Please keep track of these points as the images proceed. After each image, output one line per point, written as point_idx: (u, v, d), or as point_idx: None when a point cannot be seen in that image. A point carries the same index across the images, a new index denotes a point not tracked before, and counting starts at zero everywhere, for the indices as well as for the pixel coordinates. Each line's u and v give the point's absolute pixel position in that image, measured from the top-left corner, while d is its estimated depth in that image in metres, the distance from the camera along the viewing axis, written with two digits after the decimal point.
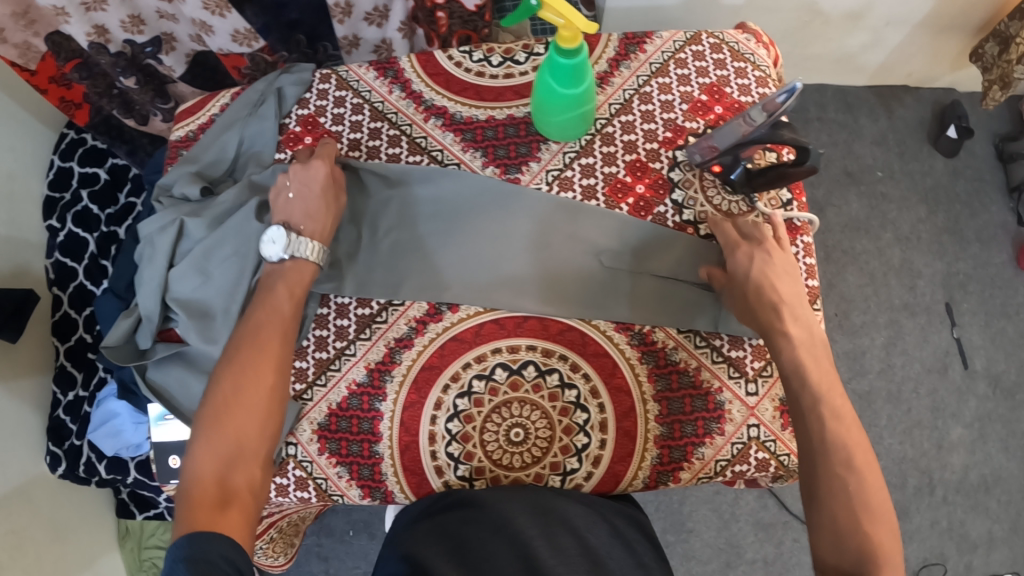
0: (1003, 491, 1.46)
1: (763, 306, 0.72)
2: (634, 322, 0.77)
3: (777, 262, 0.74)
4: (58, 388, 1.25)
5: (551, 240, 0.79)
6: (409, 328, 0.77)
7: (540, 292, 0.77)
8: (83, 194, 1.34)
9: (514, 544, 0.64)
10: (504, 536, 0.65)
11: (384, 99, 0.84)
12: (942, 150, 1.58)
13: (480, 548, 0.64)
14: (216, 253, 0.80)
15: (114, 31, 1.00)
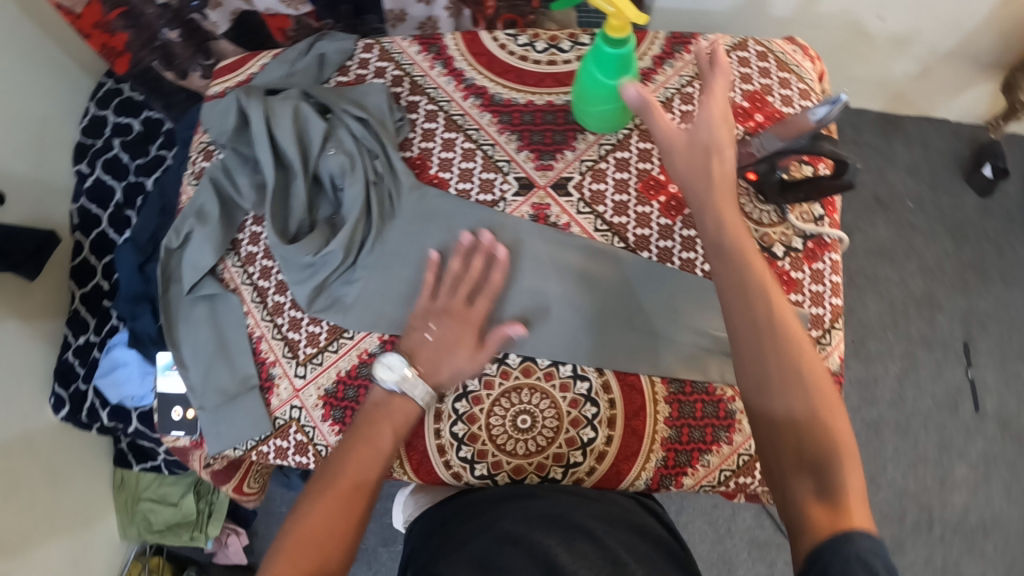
0: (1001, 536, 1.43)
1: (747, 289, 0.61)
2: (670, 370, 0.74)
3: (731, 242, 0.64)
4: (70, 332, 1.27)
5: (555, 289, 0.75)
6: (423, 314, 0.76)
7: (544, 335, 0.74)
8: (115, 143, 1.36)
9: (532, 553, 0.60)
10: (521, 546, 0.61)
11: (425, 73, 0.85)
12: (975, 187, 1.56)
13: (498, 558, 0.60)
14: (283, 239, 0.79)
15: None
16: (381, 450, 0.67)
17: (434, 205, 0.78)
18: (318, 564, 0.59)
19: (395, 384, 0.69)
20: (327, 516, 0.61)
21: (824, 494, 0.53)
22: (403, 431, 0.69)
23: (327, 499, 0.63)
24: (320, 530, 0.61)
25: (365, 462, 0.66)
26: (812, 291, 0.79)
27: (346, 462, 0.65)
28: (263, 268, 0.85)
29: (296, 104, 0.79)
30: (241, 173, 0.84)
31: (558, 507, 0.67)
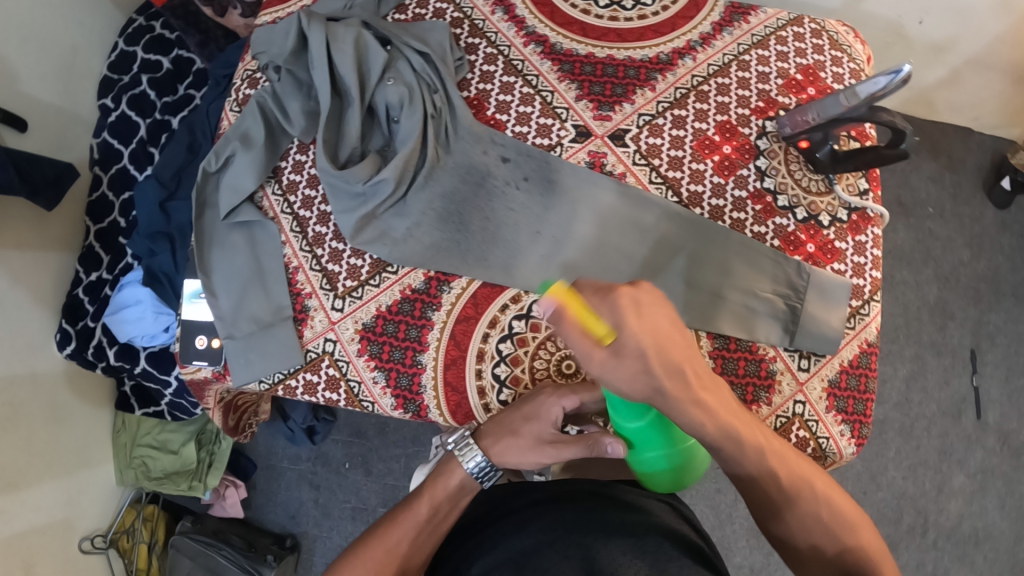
0: (991, 547, 1.46)
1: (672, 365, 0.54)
2: (717, 327, 0.75)
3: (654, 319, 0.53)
4: (82, 267, 1.25)
5: (607, 236, 0.75)
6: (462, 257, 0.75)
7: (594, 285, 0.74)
8: (143, 79, 1.31)
9: (571, 555, 0.57)
10: (560, 548, 0.59)
11: (486, 18, 0.83)
12: (995, 201, 1.58)
13: (538, 560, 0.58)
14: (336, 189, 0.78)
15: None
16: (417, 514, 0.68)
17: (491, 143, 0.77)
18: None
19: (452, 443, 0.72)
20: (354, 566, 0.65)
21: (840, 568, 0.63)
22: (447, 490, 0.70)
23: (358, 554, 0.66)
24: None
25: (402, 521, 0.68)
26: (854, 262, 0.80)
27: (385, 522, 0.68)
28: (305, 198, 0.84)
29: (358, 32, 0.78)
30: (292, 99, 0.83)
31: (592, 509, 0.65)
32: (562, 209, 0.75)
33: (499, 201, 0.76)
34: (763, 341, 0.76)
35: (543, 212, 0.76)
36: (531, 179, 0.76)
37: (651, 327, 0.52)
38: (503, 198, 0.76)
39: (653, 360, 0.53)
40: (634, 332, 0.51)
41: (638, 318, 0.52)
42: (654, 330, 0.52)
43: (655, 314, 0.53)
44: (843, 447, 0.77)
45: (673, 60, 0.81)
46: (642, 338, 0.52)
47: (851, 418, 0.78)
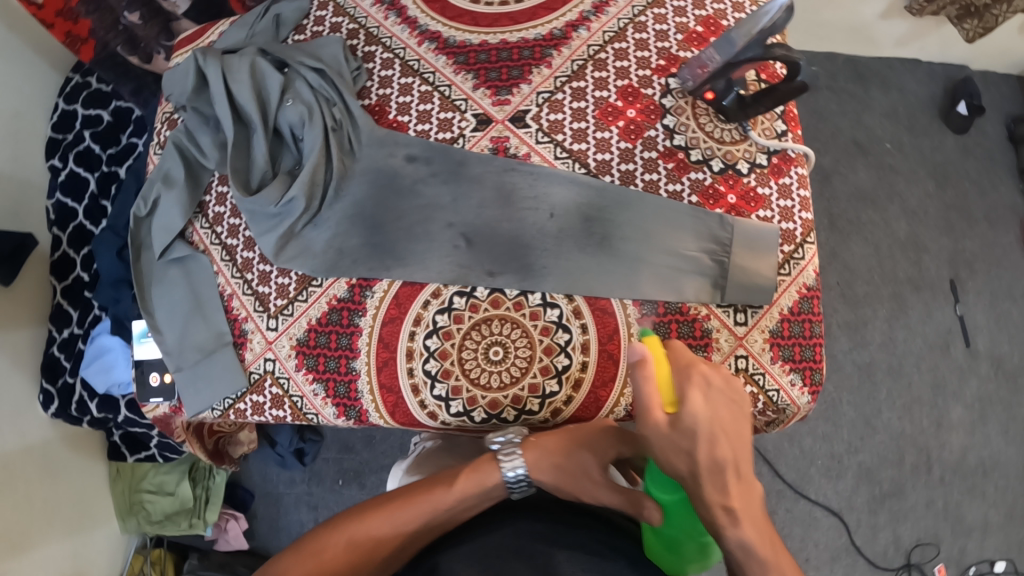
0: (1001, 475, 1.44)
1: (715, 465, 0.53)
2: (646, 294, 0.74)
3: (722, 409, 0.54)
4: (54, 327, 1.26)
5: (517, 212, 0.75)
6: (378, 261, 0.76)
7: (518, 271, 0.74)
8: (86, 135, 1.32)
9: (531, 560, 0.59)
10: (523, 557, 0.59)
11: (380, 24, 0.85)
12: (953, 127, 1.56)
13: (500, 564, 0.59)
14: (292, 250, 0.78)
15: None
16: (441, 505, 0.65)
17: (395, 145, 0.78)
18: (324, 563, 0.62)
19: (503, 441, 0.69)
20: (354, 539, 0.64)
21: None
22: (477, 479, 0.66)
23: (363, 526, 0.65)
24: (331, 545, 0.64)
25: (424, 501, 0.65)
26: (780, 207, 0.78)
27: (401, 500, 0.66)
28: (230, 226, 0.85)
29: (253, 60, 0.79)
30: (202, 133, 0.84)
31: (562, 522, 0.66)
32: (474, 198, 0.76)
33: (411, 200, 0.77)
34: (694, 300, 0.74)
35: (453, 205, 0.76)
36: (438, 173, 0.77)
37: (710, 409, 0.53)
38: (415, 195, 0.77)
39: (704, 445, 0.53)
40: (696, 409, 0.53)
41: (695, 393, 0.54)
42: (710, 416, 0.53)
43: (721, 405, 0.54)
44: (797, 397, 0.75)
45: (567, 34, 0.81)
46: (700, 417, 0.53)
47: (800, 365, 0.75)
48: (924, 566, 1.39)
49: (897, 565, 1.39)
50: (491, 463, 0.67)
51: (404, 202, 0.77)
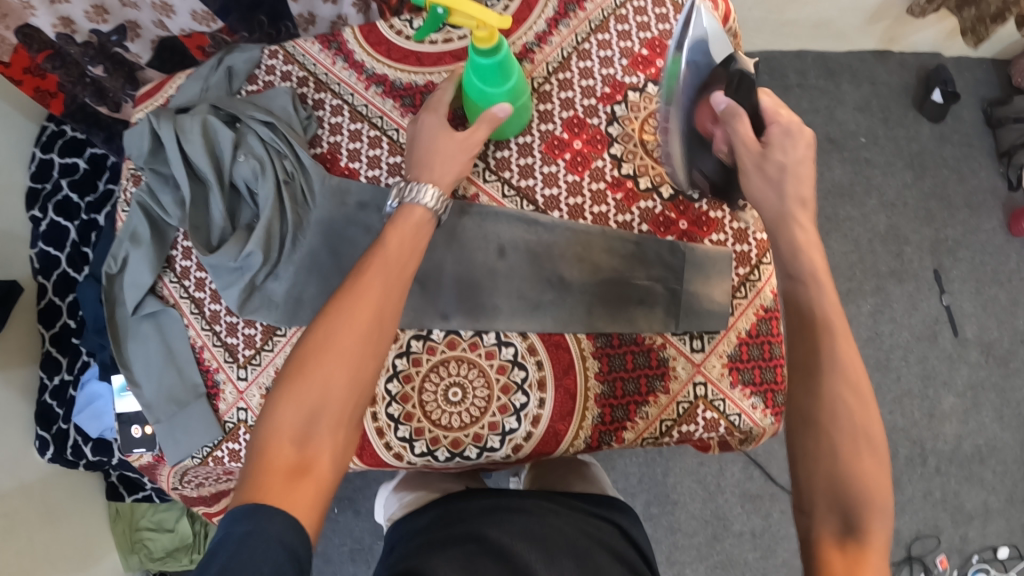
0: (997, 461, 1.44)
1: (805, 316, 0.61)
2: (599, 326, 0.75)
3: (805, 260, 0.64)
4: (46, 373, 1.25)
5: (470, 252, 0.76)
6: None
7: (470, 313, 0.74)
8: (63, 184, 1.32)
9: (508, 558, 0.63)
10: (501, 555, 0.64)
11: (328, 70, 0.86)
12: (928, 115, 1.56)
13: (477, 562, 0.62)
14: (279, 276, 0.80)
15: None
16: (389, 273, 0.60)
17: (346, 194, 0.81)
18: (318, 394, 0.54)
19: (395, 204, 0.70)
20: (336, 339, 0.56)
21: (852, 536, 0.51)
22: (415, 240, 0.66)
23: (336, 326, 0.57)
24: (324, 351, 0.56)
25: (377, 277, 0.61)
26: (733, 229, 0.78)
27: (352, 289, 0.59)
28: (198, 280, 0.87)
29: (204, 119, 0.81)
30: (163, 192, 0.85)
31: (536, 520, 0.71)
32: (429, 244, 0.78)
33: (369, 244, 0.80)
34: (648, 332, 0.76)
35: None
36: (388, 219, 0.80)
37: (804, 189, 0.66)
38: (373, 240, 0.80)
39: (780, 176, 0.66)
40: (774, 150, 0.67)
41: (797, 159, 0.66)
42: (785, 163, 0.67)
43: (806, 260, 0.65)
44: (760, 420, 0.76)
45: None
46: (773, 157, 0.67)
47: (761, 388, 0.76)
48: (926, 558, 1.39)
49: (898, 558, 1.38)
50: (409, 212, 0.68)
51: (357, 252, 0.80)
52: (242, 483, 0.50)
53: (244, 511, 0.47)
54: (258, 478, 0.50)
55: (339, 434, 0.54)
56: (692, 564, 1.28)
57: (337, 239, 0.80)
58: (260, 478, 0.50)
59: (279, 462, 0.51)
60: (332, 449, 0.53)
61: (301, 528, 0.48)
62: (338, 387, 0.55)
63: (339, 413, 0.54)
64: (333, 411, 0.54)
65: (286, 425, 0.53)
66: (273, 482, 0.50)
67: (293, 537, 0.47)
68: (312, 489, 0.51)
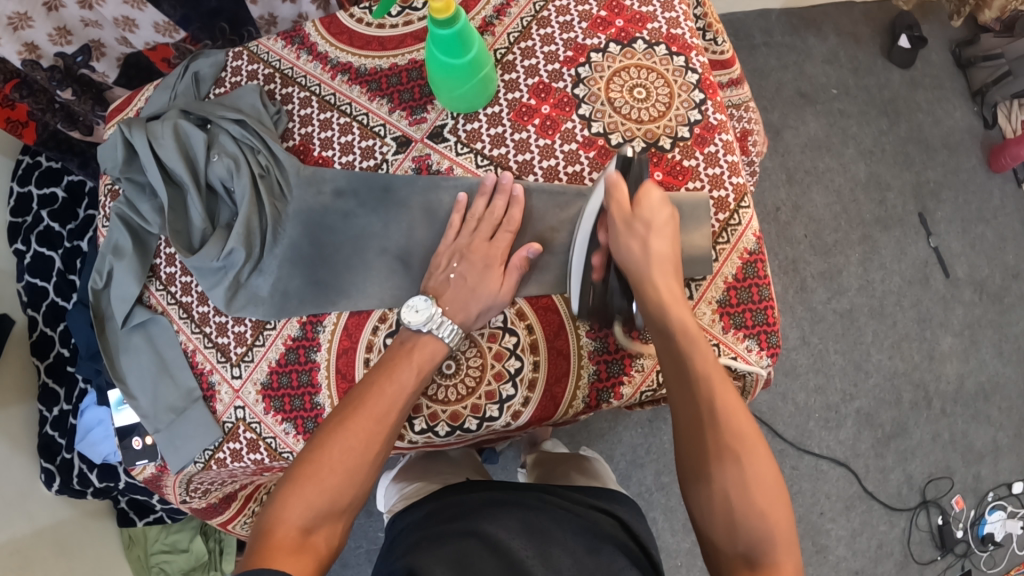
0: (1002, 397, 1.45)
1: (629, 231, 0.68)
2: None
3: (659, 216, 0.68)
4: (44, 406, 1.25)
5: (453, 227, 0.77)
6: (325, 298, 0.78)
7: None
8: (43, 215, 1.32)
9: (504, 557, 0.63)
10: (498, 554, 0.63)
11: (293, 64, 0.87)
12: (897, 62, 1.57)
13: (475, 560, 0.62)
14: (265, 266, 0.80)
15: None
16: (403, 386, 0.68)
17: (321, 181, 0.81)
18: (327, 495, 0.60)
19: (423, 325, 0.70)
20: (342, 452, 0.62)
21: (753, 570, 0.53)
22: (427, 368, 0.70)
23: (343, 439, 0.63)
24: (327, 459, 0.62)
25: (385, 396, 0.67)
26: (709, 175, 0.79)
27: (364, 398, 0.67)
28: (183, 285, 0.86)
29: (175, 123, 0.81)
30: (142, 202, 0.85)
31: (538, 517, 0.71)
32: (410, 223, 0.79)
33: (347, 226, 0.79)
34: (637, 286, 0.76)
35: (382, 233, 0.79)
36: (366, 203, 0.79)
37: (665, 247, 0.69)
38: (351, 221, 0.79)
39: (645, 232, 0.68)
40: (644, 212, 0.68)
41: (663, 218, 0.69)
42: (652, 221, 0.69)
43: (664, 224, 0.69)
44: (756, 361, 0.77)
45: None
46: (639, 215, 0.69)
47: (754, 330, 0.77)
48: (941, 500, 1.39)
49: (914, 503, 1.38)
50: (433, 347, 0.70)
51: (339, 238, 0.79)
52: (247, 558, 0.54)
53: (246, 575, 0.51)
54: (267, 548, 0.54)
55: (338, 527, 0.59)
56: None
57: (320, 227, 0.80)
58: (269, 550, 0.54)
59: (286, 539, 0.55)
60: (329, 545, 0.58)
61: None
62: (341, 488, 0.60)
63: (338, 514, 0.60)
64: (336, 512, 0.60)
65: (290, 519, 0.57)
66: (281, 554, 0.54)
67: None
68: (310, 565, 0.55)
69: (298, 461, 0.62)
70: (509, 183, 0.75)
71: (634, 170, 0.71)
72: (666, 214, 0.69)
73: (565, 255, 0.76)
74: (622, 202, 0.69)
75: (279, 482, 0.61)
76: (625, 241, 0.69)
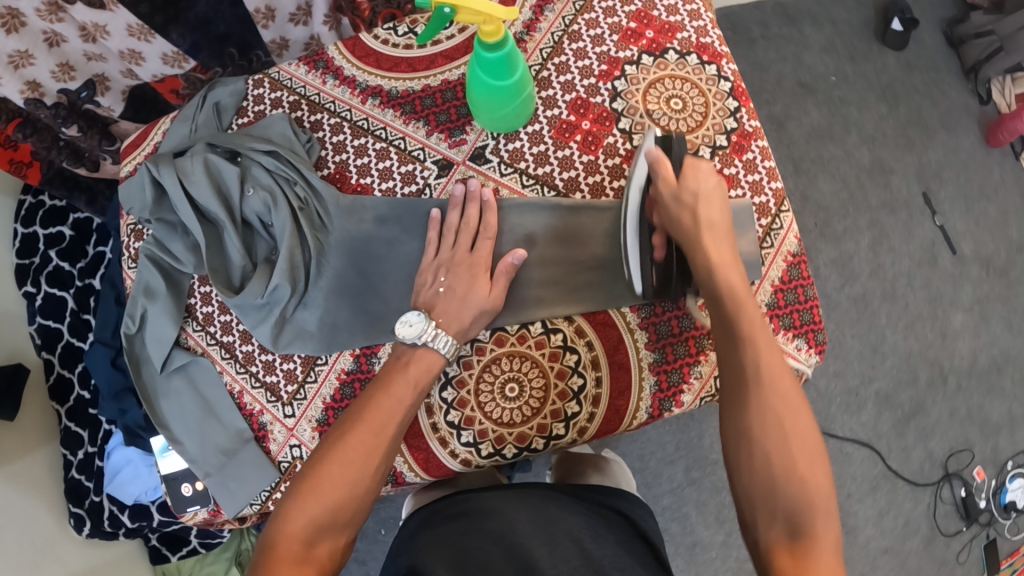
0: (1015, 368, 1.48)
1: (679, 205, 0.70)
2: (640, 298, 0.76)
3: (704, 186, 0.71)
4: (68, 450, 1.22)
5: (500, 248, 0.76)
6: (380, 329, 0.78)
7: (510, 309, 0.74)
8: (52, 254, 1.28)
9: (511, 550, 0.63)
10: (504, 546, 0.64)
11: (319, 90, 0.85)
12: (891, 46, 1.59)
13: (478, 556, 0.63)
14: (311, 297, 0.79)
15: (28, 19, 0.90)
16: (405, 398, 0.67)
17: (362, 210, 0.80)
18: (328, 510, 0.59)
19: (418, 338, 0.69)
20: (342, 465, 0.62)
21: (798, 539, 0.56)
22: (426, 379, 0.69)
23: (345, 451, 0.62)
24: (328, 471, 0.61)
25: (386, 407, 0.66)
26: (750, 182, 0.79)
27: (367, 411, 0.66)
28: (223, 324, 0.85)
29: (204, 159, 0.79)
30: (174, 241, 0.83)
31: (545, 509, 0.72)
32: None
33: (395, 253, 0.80)
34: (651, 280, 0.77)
35: None
36: (410, 229, 0.80)
37: (716, 218, 0.70)
38: (399, 249, 0.80)
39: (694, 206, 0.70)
40: (689, 185, 0.71)
41: (711, 190, 0.71)
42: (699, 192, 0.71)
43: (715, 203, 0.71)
44: (805, 359, 0.78)
45: None
46: (687, 186, 0.71)
47: (802, 330, 0.78)
48: (963, 473, 1.42)
49: (937, 478, 1.41)
50: (432, 358, 0.69)
51: (388, 267, 0.79)
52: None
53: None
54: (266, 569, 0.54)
55: (340, 539, 0.59)
56: None
57: (371, 254, 0.79)
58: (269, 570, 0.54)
59: (289, 554, 0.56)
60: (331, 559, 0.58)
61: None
62: (342, 503, 0.60)
63: (339, 528, 0.60)
64: (338, 526, 0.60)
65: (292, 535, 0.57)
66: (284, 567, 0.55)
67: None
68: None
69: (299, 474, 0.62)
70: (479, 191, 0.76)
71: (674, 148, 0.74)
72: (713, 183, 0.71)
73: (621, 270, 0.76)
74: (667, 175, 0.71)
75: (282, 496, 0.61)
76: (672, 212, 0.71)
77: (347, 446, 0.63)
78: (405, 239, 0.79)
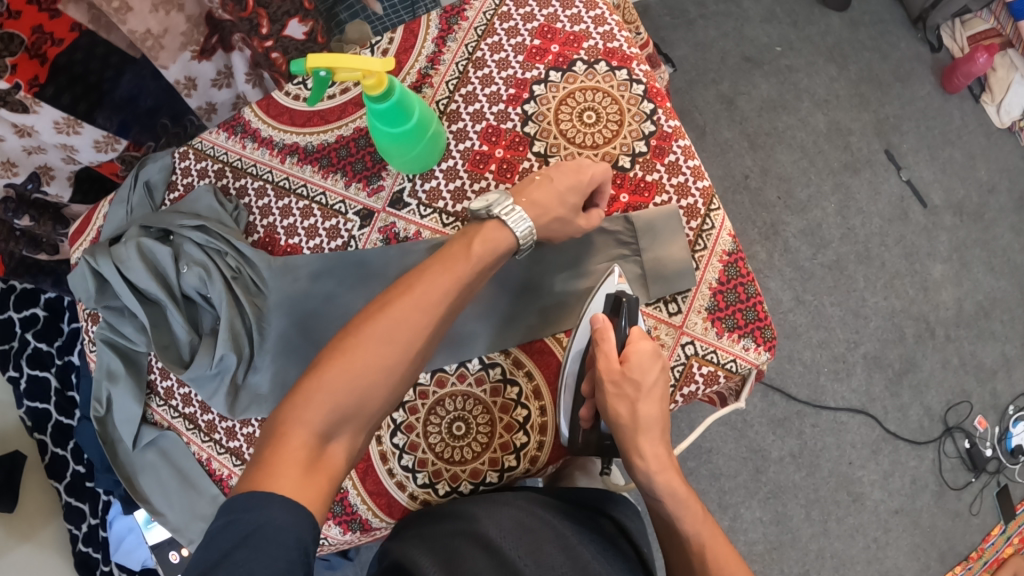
0: (1003, 311, 1.45)
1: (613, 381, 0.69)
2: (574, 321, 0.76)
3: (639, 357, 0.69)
4: (72, 525, 1.20)
5: None
6: None
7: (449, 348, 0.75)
8: (28, 336, 1.20)
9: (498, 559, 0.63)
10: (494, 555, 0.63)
11: (240, 154, 0.86)
12: (833, 6, 1.57)
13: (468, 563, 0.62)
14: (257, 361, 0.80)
15: None
16: (458, 278, 0.65)
17: (296, 268, 0.80)
18: (355, 399, 0.58)
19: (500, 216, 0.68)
20: (377, 344, 0.60)
21: None
22: (489, 249, 0.67)
23: (386, 330, 0.61)
24: (363, 349, 0.60)
25: (434, 287, 0.64)
26: (674, 185, 0.79)
27: (416, 286, 0.63)
28: (183, 397, 0.86)
29: (137, 242, 0.80)
30: (123, 324, 0.84)
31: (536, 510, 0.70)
32: None
33: (334, 306, 0.80)
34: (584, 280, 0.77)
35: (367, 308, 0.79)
36: (346, 282, 0.80)
37: (654, 406, 0.69)
38: (337, 302, 0.80)
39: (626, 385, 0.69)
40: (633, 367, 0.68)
41: (650, 376, 0.68)
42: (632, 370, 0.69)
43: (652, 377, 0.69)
44: (756, 359, 0.77)
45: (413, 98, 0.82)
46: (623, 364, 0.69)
47: (748, 329, 0.77)
48: (965, 424, 1.39)
49: (938, 433, 1.39)
50: (498, 228, 0.68)
51: (327, 322, 0.80)
52: (260, 457, 0.53)
53: (251, 500, 0.48)
54: (278, 456, 0.52)
55: (358, 433, 0.58)
56: (744, 503, 1.33)
57: (307, 310, 0.80)
58: (281, 455, 0.53)
59: (302, 446, 0.54)
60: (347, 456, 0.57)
61: (310, 515, 0.50)
62: (371, 391, 0.59)
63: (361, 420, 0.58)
64: (362, 415, 0.58)
65: (314, 417, 0.56)
66: (288, 474, 0.51)
67: (299, 524, 0.48)
68: (323, 478, 0.54)
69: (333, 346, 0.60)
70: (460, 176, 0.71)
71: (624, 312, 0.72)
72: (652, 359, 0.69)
73: (552, 294, 0.77)
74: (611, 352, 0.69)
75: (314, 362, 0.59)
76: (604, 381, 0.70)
77: (386, 323, 0.61)
78: (339, 292, 0.80)
